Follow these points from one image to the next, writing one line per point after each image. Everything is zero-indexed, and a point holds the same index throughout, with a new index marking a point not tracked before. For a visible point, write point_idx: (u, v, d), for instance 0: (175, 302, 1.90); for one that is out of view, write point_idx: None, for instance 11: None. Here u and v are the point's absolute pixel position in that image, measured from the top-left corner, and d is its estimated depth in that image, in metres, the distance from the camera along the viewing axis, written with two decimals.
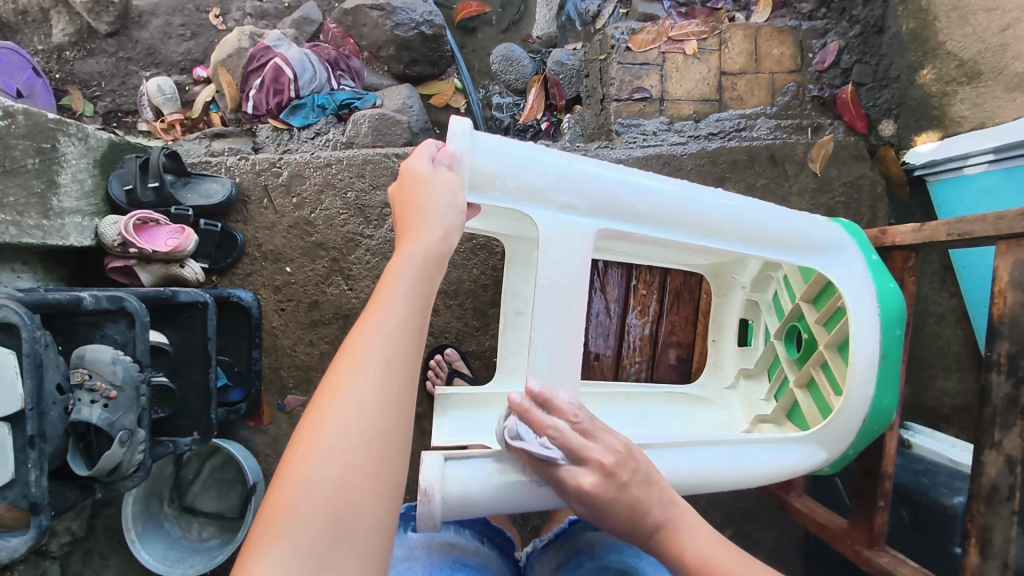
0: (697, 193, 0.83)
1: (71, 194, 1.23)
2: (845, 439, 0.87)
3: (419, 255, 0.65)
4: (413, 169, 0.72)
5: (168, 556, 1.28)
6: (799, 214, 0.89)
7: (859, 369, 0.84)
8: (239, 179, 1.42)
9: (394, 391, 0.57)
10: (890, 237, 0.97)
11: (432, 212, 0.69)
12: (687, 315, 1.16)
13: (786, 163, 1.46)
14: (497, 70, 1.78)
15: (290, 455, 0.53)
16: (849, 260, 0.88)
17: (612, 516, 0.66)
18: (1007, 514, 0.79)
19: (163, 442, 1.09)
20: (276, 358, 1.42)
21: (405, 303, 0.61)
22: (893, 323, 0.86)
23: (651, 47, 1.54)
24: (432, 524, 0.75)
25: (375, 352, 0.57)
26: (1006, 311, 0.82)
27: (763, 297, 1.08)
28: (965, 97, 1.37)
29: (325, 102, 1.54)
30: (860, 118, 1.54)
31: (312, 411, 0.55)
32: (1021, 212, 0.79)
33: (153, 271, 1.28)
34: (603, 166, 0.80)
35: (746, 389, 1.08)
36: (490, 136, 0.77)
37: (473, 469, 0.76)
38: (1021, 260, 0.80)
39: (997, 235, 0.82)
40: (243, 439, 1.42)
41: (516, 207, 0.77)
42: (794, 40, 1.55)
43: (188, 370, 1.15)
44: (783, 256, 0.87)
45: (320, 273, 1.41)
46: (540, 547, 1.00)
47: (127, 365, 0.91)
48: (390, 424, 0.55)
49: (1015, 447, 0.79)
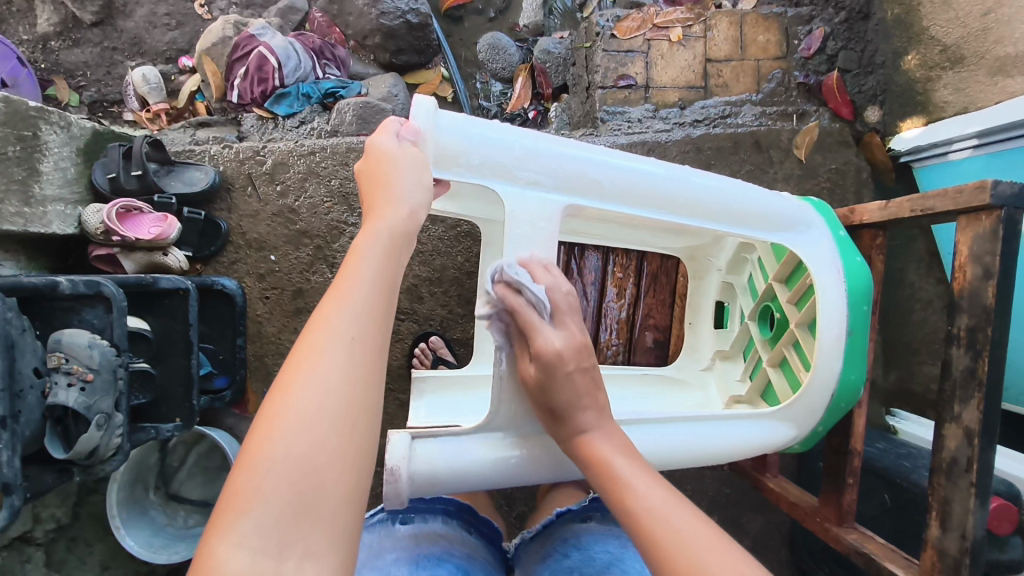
0: (665, 171, 0.83)
1: (53, 181, 1.23)
2: (813, 415, 0.88)
3: (386, 232, 0.65)
4: (378, 148, 0.71)
5: (153, 542, 1.29)
6: (770, 193, 0.89)
7: (825, 345, 0.84)
8: (223, 167, 1.42)
9: (358, 365, 0.56)
10: (859, 216, 0.97)
11: (399, 190, 0.69)
12: (664, 297, 1.17)
13: (771, 149, 1.46)
14: (484, 59, 1.78)
15: (255, 434, 0.52)
16: (818, 237, 0.88)
17: (553, 395, 0.70)
18: (965, 485, 0.79)
19: (144, 429, 1.09)
20: (261, 345, 1.42)
21: (370, 279, 0.61)
22: (860, 300, 0.86)
23: (636, 35, 1.53)
24: (400, 501, 0.75)
25: (339, 327, 0.57)
26: (965, 285, 0.81)
27: (738, 279, 1.08)
28: (948, 82, 1.37)
29: (310, 91, 1.54)
30: (845, 104, 1.53)
31: (276, 389, 0.54)
32: (978, 185, 0.79)
33: (135, 259, 1.28)
34: (570, 144, 0.81)
35: (722, 370, 1.09)
36: (454, 113, 0.77)
37: (440, 446, 0.76)
38: (980, 234, 0.80)
39: (957, 209, 0.82)
40: (229, 426, 1.43)
41: (481, 182, 0.78)
42: (779, 27, 1.55)
43: (169, 356, 1.15)
44: (755, 235, 0.87)
45: (304, 261, 1.41)
46: (527, 540, 0.98)
47: (103, 350, 0.92)
48: (355, 397, 0.55)
49: (973, 419, 0.79)
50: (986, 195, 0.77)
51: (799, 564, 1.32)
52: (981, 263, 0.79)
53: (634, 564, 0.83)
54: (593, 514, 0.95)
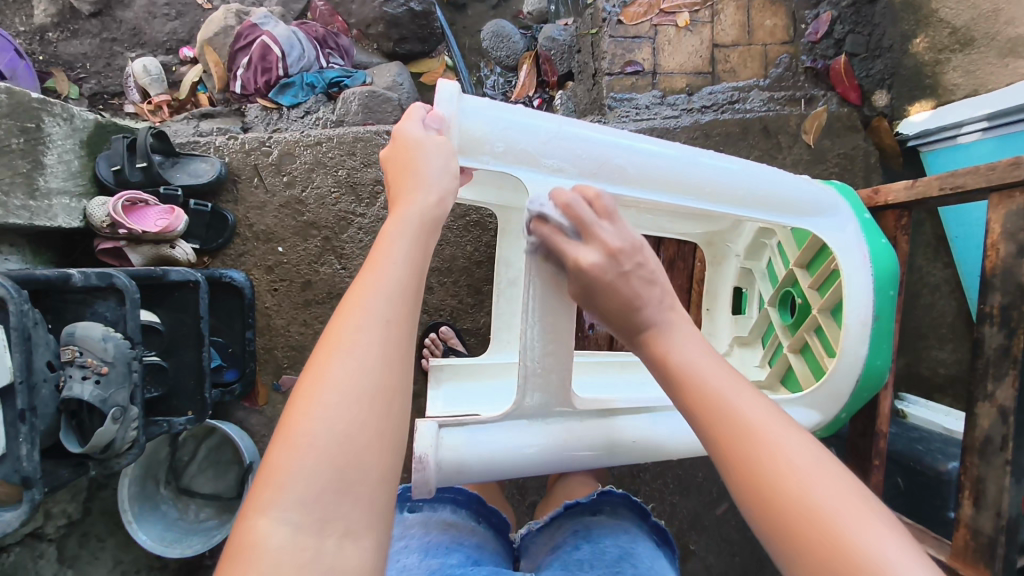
0: (689, 156, 0.83)
1: (58, 174, 1.22)
2: (838, 401, 0.88)
3: (416, 216, 0.65)
4: (405, 134, 0.71)
5: (166, 536, 1.29)
6: (793, 177, 0.89)
7: (852, 330, 0.84)
8: (228, 159, 1.40)
9: (393, 347, 0.55)
10: (882, 197, 0.97)
11: (426, 177, 0.68)
12: (681, 284, 1.16)
13: (779, 135, 1.46)
14: (488, 47, 1.76)
15: (290, 412, 0.52)
16: (843, 222, 0.88)
17: (607, 298, 0.68)
18: (999, 463, 0.79)
19: (157, 423, 1.08)
20: (270, 338, 1.41)
21: (402, 264, 0.60)
22: (886, 284, 0.86)
23: (642, 20, 1.52)
24: (428, 491, 0.74)
25: (374, 309, 0.56)
26: (999, 264, 0.81)
27: (757, 265, 1.08)
28: (958, 65, 1.41)
29: (314, 81, 1.52)
30: (853, 88, 1.50)
31: (311, 368, 0.54)
32: (1013, 161, 0.79)
33: (143, 252, 1.27)
34: (594, 128, 0.80)
35: (741, 357, 1.08)
36: (478, 99, 0.76)
37: (468, 434, 0.76)
38: (1014, 211, 0.80)
39: (990, 186, 0.81)
40: (239, 420, 1.42)
41: (506, 169, 0.77)
42: (786, 10, 1.53)
43: (181, 350, 1.14)
44: (779, 220, 0.87)
45: (313, 252, 1.40)
46: (535, 530, 0.98)
47: (117, 342, 0.91)
48: (391, 379, 0.54)
49: (1008, 398, 0.79)
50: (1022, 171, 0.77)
51: None
52: (1016, 241, 0.79)
53: (645, 561, 0.83)
54: (602, 507, 0.94)
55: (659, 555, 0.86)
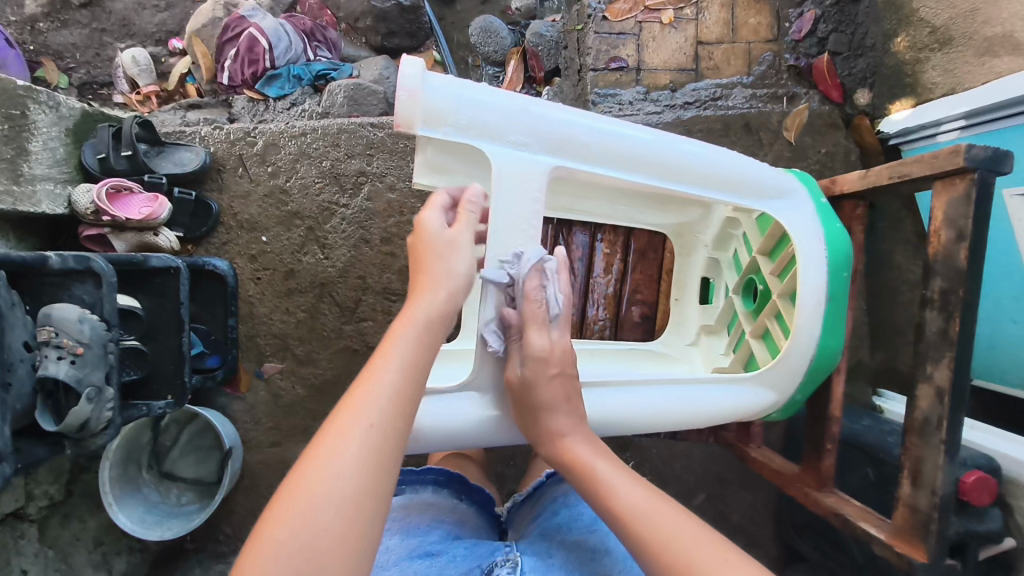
0: (649, 136, 0.85)
1: (42, 161, 1.23)
2: (793, 379, 0.91)
3: (422, 319, 0.69)
4: (428, 228, 0.77)
5: (146, 519, 1.32)
6: (755, 160, 0.91)
7: (806, 309, 0.87)
8: (214, 148, 1.41)
9: (378, 456, 0.58)
10: (840, 187, 0.99)
11: (438, 277, 0.73)
12: (651, 274, 1.16)
13: (760, 132, 1.49)
14: (476, 42, 1.77)
15: (272, 509, 0.54)
16: (799, 205, 0.90)
17: (546, 387, 0.76)
18: (936, 442, 0.81)
19: (136, 406, 1.10)
20: (252, 326, 1.42)
21: (401, 372, 0.64)
22: (840, 267, 0.88)
23: (627, 17, 1.53)
24: None
25: (366, 414, 0.59)
26: (940, 248, 0.82)
27: (724, 255, 1.11)
28: (936, 64, 1.37)
29: (302, 73, 1.53)
30: (835, 87, 1.53)
31: (299, 463, 0.57)
32: (954, 149, 0.79)
33: (127, 240, 1.28)
34: (558, 106, 0.83)
35: (707, 345, 1.10)
36: (445, 75, 0.79)
37: (430, 403, 0.80)
38: (955, 198, 0.81)
39: (933, 174, 0.82)
40: (221, 407, 1.44)
41: (468, 141, 0.80)
42: (770, 9, 1.55)
43: (161, 335, 1.16)
44: (737, 201, 0.90)
45: (296, 242, 1.42)
46: (519, 503, 1.01)
47: (94, 325, 0.92)
48: (369, 490, 0.56)
49: (944, 379, 0.81)
50: (960, 158, 0.78)
51: (786, 541, 1.35)
52: (954, 227, 0.81)
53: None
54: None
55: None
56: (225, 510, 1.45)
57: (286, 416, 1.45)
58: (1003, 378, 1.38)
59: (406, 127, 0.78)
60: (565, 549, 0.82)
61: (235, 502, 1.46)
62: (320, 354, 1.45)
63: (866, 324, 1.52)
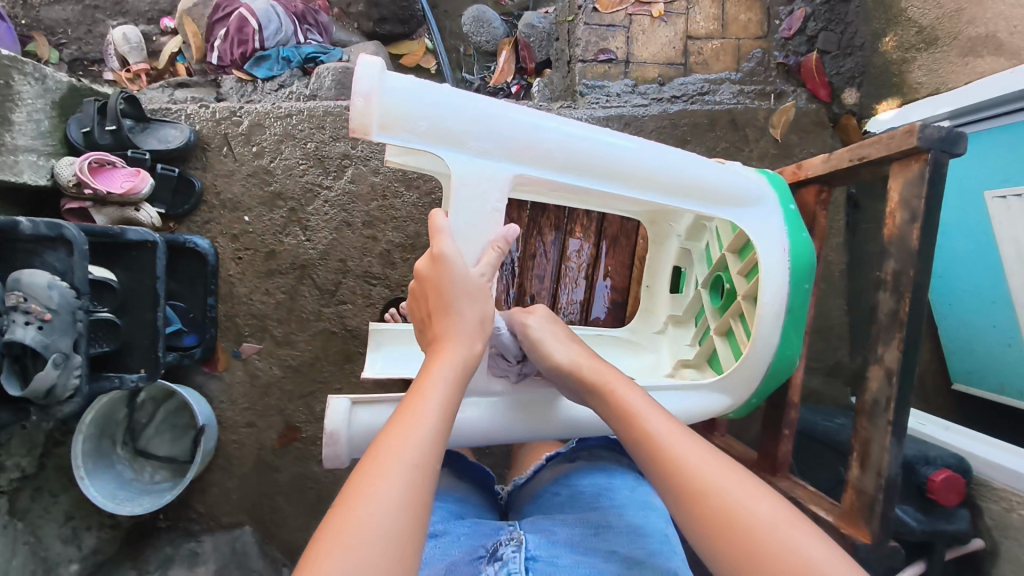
0: (616, 142, 0.85)
1: (26, 132, 1.23)
2: (750, 383, 0.94)
3: (461, 360, 0.71)
4: (454, 265, 0.75)
5: (118, 494, 1.32)
6: (723, 167, 0.92)
7: (765, 314, 0.89)
8: (199, 127, 1.41)
9: (421, 492, 0.56)
10: (803, 172, 1.05)
11: (462, 314, 0.74)
12: (623, 260, 1.19)
13: (746, 128, 1.49)
14: (469, 31, 1.78)
15: (314, 543, 0.51)
16: (766, 214, 0.92)
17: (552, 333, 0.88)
18: (883, 424, 0.88)
19: (107, 378, 1.10)
20: (232, 306, 1.43)
21: (442, 408, 0.64)
22: (802, 277, 0.91)
23: (618, 8, 1.52)
24: (340, 463, 0.81)
25: (411, 448, 0.59)
26: (895, 231, 0.88)
27: (696, 246, 1.11)
28: (922, 64, 1.37)
29: (291, 56, 1.54)
30: (823, 85, 1.53)
31: (344, 495, 0.55)
32: (908, 129, 0.84)
33: (108, 214, 1.28)
34: (520, 109, 0.82)
35: (674, 335, 1.12)
36: (403, 77, 0.77)
37: (380, 412, 0.82)
38: (909, 180, 0.87)
39: (890, 153, 0.87)
40: (198, 385, 1.44)
41: (428, 148, 0.78)
42: (761, 6, 1.55)
43: (135, 309, 1.16)
44: (704, 210, 0.90)
45: (278, 223, 1.42)
46: (519, 485, 1.06)
47: (63, 291, 0.92)
48: (413, 527, 0.54)
49: (892, 359, 0.88)
50: (914, 138, 0.83)
51: None
52: (908, 208, 0.87)
53: (623, 494, 0.89)
54: (580, 453, 1.01)
55: (640, 483, 0.93)
56: (200, 489, 1.46)
57: (262, 396, 1.46)
58: (981, 381, 1.38)
59: (362, 132, 0.75)
60: (568, 526, 0.82)
61: (209, 481, 1.46)
62: (299, 336, 1.45)
63: (845, 324, 1.52)
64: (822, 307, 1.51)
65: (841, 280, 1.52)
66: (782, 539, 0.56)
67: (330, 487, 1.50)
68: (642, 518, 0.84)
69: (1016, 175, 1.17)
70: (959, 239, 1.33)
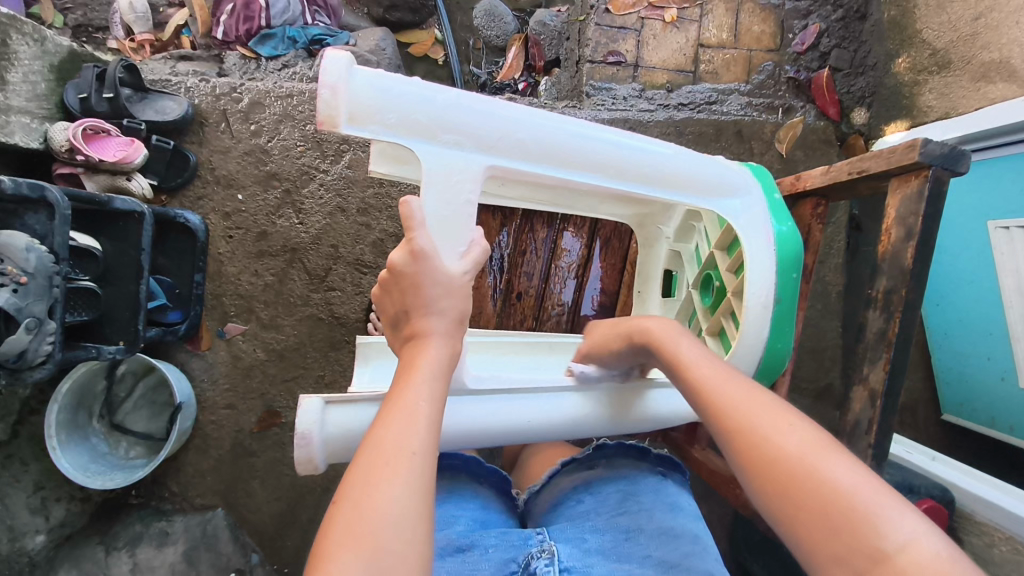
0: (594, 133, 0.86)
1: (20, 92, 1.21)
2: None
3: (444, 355, 0.70)
4: (434, 262, 0.74)
5: (90, 467, 1.30)
6: (704, 158, 0.93)
7: (752, 310, 0.90)
8: (198, 101, 1.39)
9: (421, 482, 0.58)
10: (804, 183, 1.02)
11: (434, 301, 0.73)
12: (615, 262, 1.19)
13: (752, 141, 1.47)
14: (481, 25, 1.74)
15: (321, 545, 0.53)
16: (751, 204, 0.93)
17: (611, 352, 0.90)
18: (862, 447, 0.89)
19: (85, 348, 1.08)
20: (218, 285, 1.40)
21: (430, 400, 0.65)
22: (790, 267, 0.92)
23: (630, 11, 1.50)
24: (313, 466, 0.79)
25: (405, 444, 0.59)
26: (889, 247, 0.87)
27: (686, 247, 1.09)
28: (933, 87, 1.34)
29: (297, 35, 1.52)
30: (833, 103, 1.51)
31: (342, 495, 0.56)
32: (909, 144, 0.82)
33: (98, 181, 1.26)
34: (493, 102, 0.82)
35: None
36: (370, 68, 0.76)
37: (354, 413, 0.80)
38: (907, 197, 0.85)
39: (890, 168, 0.85)
40: (180, 363, 1.41)
41: (399, 140, 0.77)
42: (775, 18, 1.53)
43: (118, 280, 1.14)
44: (686, 199, 0.92)
45: (272, 204, 1.40)
46: (533, 494, 1.01)
47: (41, 255, 0.90)
48: (419, 515, 0.56)
49: (877, 381, 0.87)
50: (914, 154, 0.81)
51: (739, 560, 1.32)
52: (904, 225, 0.85)
53: (647, 495, 0.89)
54: (597, 461, 0.97)
55: (664, 485, 0.92)
56: (176, 468, 1.44)
57: (245, 378, 1.44)
58: (971, 413, 1.36)
59: (330, 124, 0.74)
60: (598, 532, 0.85)
61: (184, 460, 1.44)
62: (285, 320, 1.43)
63: (839, 346, 1.51)
64: (817, 327, 1.49)
65: (837, 301, 1.50)
66: (827, 473, 0.55)
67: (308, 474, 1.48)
68: (670, 518, 0.85)
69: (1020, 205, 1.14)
70: (959, 267, 1.31)
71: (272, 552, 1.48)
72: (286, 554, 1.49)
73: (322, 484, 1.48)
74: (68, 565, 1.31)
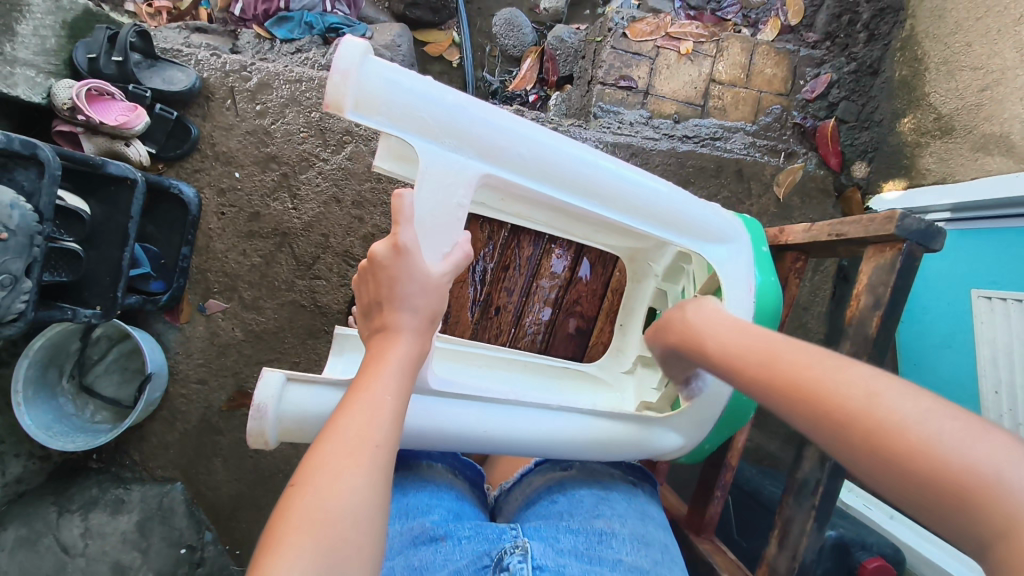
0: (592, 160, 0.87)
1: (28, 46, 1.21)
2: (702, 424, 0.98)
3: (413, 352, 0.70)
4: (416, 259, 0.74)
5: (52, 427, 1.28)
6: (698, 201, 0.94)
7: None
8: (206, 75, 1.39)
9: (380, 473, 0.57)
10: (786, 237, 1.04)
11: (405, 297, 0.72)
12: (595, 289, 1.20)
13: (752, 181, 1.49)
14: (498, 33, 1.75)
15: (276, 523, 0.53)
16: (737, 253, 0.95)
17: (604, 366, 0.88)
18: (808, 507, 0.91)
19: (60, 308, 1.06)
20: (205, 259, 1.40)
21: (393, 390, 0.65)
22: (767, 318, 0.95)
23: (646, 39, 1.52)
24: (265, 441, 0.79)
25: (368, 434, 0.59)
26: (857, 313, 0.88)
27: (672, 287, 1.10)
28: (934, 150, 1.36)
29: (314, 21, 1.53)
30: (834, 154, 1.54)
31: (297, 479, 0.55)
32: (888, 216, 0.83)
33: (96, 143, 1.24)
34: (499, 112, 0.82)
35: (641, 376, 1.09)
36: (385, 61, 0.76)
37: (312, 395, 0.79)
38: (880, 266, 0.86)
39: (868, 236, 0.86)
40: (157, 333, 1.41)
41: (401, 134, 0.78)
42: (788, 63, 1.55)
43: (103, 244, 1.13)
44: (674, 238, 0.93)
45: (269, 186, 1.40)
46: (505, 491, 1.02)
47: (25, 213, 0.90)
48: (377, 509, 0.56)
49: None
50: (891, 226, 0.82)
51: None
52: (873, 294, 0.86)
53: (621, 505, 0.90)
54: (573, 463, 0.98)
55: (635, 494, 0.95)
56: (139, 437, 1.43)
57: (219, 356, 1.43)
58: None
59: (335, 108, 0.74)
60: (573, 533, 0.82)
61: (149, 430, 1.43)
62: (266, 303, 1.43)
63: None
64: None
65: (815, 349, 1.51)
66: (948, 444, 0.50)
67: (271, 460, 1.48)
68: (641, 527, 0.87)
69: (1006, 278, 1.16)
70: (935, 333, 1.33)
71: (225, 531, 1.48)
72: (239, 535, 1.49)
73: (282, 472, 1.48)
74: (18, 523, 1.30)
